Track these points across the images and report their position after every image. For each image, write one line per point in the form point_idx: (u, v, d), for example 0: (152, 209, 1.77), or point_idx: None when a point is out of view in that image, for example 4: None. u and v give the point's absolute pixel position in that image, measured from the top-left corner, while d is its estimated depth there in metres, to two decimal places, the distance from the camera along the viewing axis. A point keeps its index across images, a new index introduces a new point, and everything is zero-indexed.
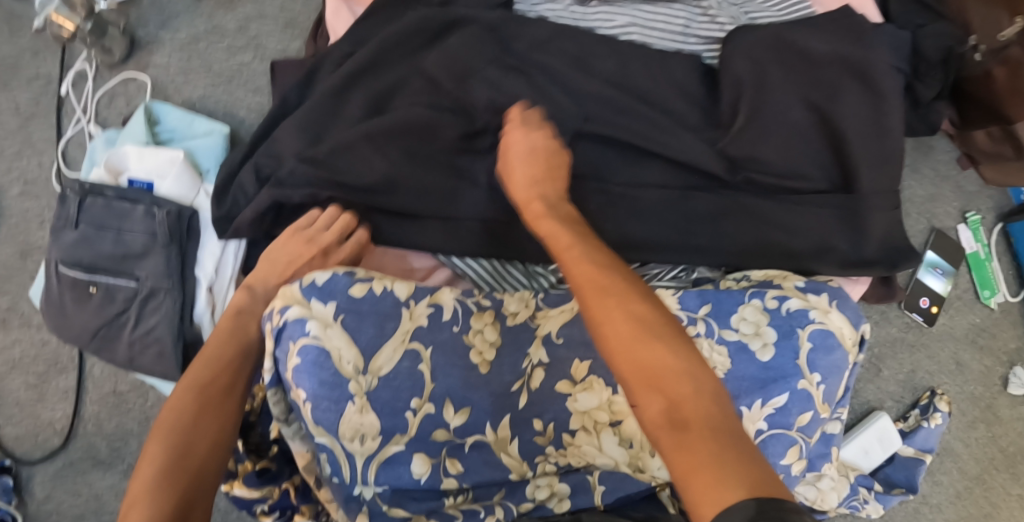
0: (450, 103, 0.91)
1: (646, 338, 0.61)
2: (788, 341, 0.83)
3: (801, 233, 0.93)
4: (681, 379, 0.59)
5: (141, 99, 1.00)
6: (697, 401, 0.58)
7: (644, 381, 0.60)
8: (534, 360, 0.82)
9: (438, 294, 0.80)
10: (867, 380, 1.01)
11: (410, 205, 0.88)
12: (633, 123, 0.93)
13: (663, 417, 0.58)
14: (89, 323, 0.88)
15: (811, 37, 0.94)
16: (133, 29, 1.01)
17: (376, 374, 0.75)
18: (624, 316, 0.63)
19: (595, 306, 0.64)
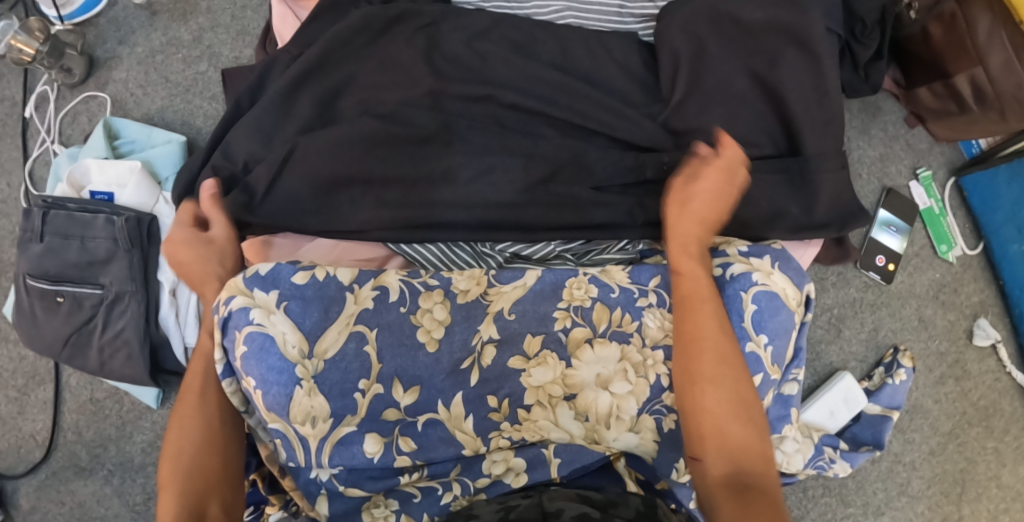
0: (396, 99, 0.94)
1: (724, 368, 0.76)
2: (731, 306, 0.84)
3: (752, 200, 0.93)
4: (727, 395, 0.75)
5: (102, 115, 1.04)
6: (743, 424, 0.74)
7: (706, 400, 0.75)
8: (484, 337, 0.84)
9: (383, 277, 0.83)
10: (829, 341, 1.02)
11: (365, 190, 0.92)
12: (575, 103, 0.95)
13: (709, 436, 0.73)
14: (60, 330, 0.90)
15: (745, 5, 0.95)
16: (92, 48, 1.05)
17: (322, 357, 0.77)
18: (713, 344, 0.77)
19: (685, 318, 0.79)
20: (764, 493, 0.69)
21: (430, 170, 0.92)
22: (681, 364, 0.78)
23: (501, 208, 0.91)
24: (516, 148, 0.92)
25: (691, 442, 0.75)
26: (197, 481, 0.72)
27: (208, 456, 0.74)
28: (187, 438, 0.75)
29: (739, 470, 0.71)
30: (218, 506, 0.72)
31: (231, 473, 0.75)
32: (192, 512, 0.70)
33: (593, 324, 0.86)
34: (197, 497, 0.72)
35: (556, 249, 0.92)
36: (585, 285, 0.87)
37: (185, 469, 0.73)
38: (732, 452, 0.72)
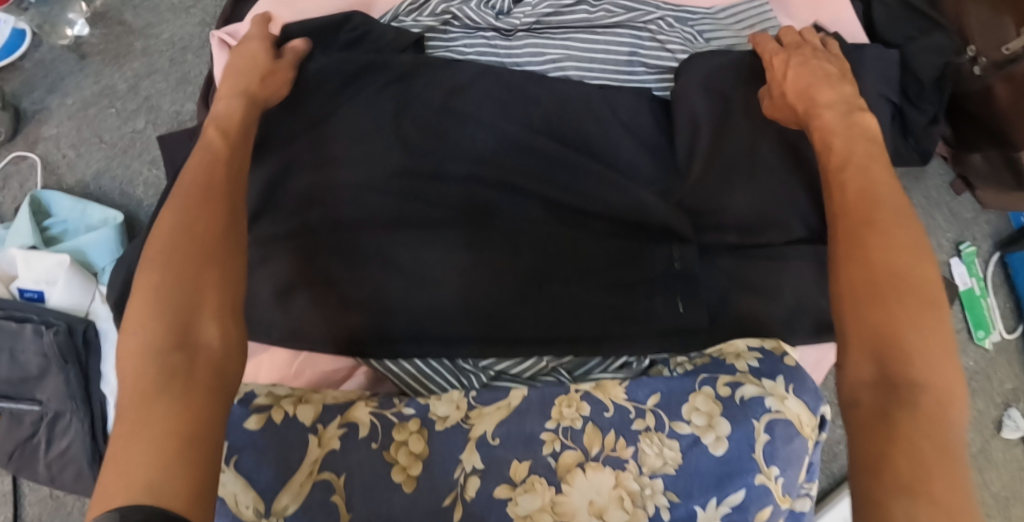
0: (388, 172, 0.82)
1: (905, 261, 0.62)
2: (743, 433, 0.76)
3: (778, 296, 0.84)
4: (918, 311, 0.60)
5: (33, 179, 0.98)
6: (931, 345, 0.58)
7: (862, 283, 0.62)
8: (466, 468, 0.75)
9: (352, 412, 0.76)
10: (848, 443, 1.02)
11: (338, 280, 0.79)
12: (574, 180, 0.83)
13: (879, 343, 0.59)
14: (1, 446, 0.83)
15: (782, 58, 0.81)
16: (19, 99, 1.00)
17: (281, 515, 0.69)
18: (894, 230, 0.64)
19: (865, 218, 0.65)
20: (922, 423, 0.55)
21: (406, 257, 0.80)
22: (853, 266, 0.63)
23: (488, 308, 0.80)
24: (495, 223, 0.82)
25: (858, 343, 0.60)
26: (181, 283, 0.61)
27: (211, 274, 0.62)
28: (173, 232, 0.63)
29: (895, 376, 0.57)
30: (214, 333, 0.60)
31: (231, 298, 0.63)
32: (179, 336, 0.59)
33: (584, 447, 0.76)
34: (186, 317, 0.60)
35: (548, 363, 0.82)
36: (575, 402, 0.78)
37: (172, 254, 0.62)
38: (907, 367, 0.57)
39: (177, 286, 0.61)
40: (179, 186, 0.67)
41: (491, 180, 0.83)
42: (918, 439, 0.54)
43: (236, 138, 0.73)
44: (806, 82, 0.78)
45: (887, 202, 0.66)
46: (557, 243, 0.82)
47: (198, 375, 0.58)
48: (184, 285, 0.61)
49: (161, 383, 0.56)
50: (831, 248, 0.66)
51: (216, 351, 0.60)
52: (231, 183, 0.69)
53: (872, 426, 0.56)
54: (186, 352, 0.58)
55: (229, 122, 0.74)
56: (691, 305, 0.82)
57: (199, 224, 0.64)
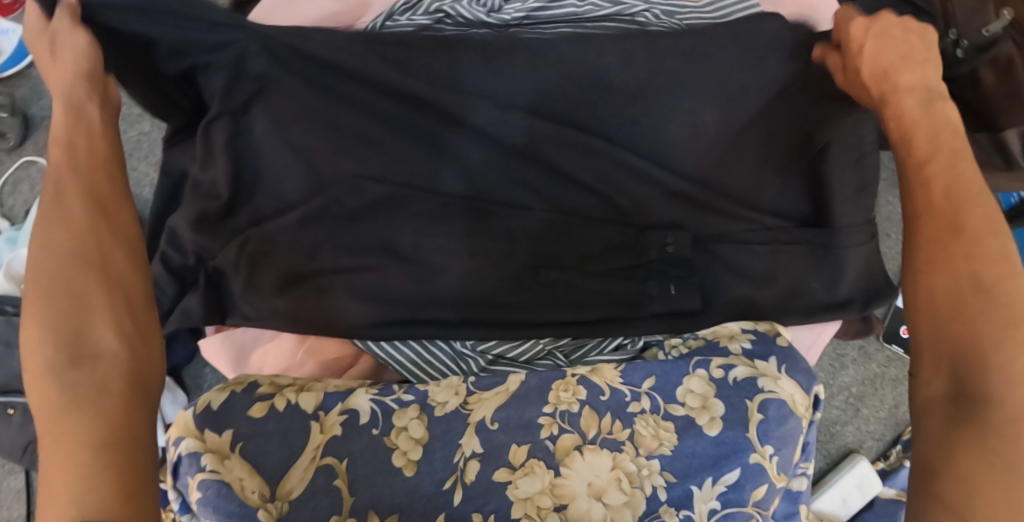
0: (395, 167, 0.85)
1: (995, 271, 0.62)
2: (736, 415, 0.77)
3: (767, 280, 0.87)
4: (999, 314, 0.60)
5: (43, 183, 1.03)
6: (1019, 352, 0.59)
7: (944, 295, 0.63)
8: (466, 452, 0.76)
9: (352, 399, 0.77)
10: (845, 422, 1.07)
11: (348, 263, 0.83)
12: (582, 158, 0.86)
13: (958, 350, 0.61)
14: (16, 440, 0.87)
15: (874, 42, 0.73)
16: (28, 105, 1.04)
17: (287, 498, 0.71)
18: (984, 238, 0.63)
19: (953, 210, 0.65)
20: (992, 441, 0.59)
21: (414, 245, 0.83)
22: (930, 269, 0.64)
23: (490, 290, 0.84)
24: (495, 199, 0.86)
25: (937, 353, 0.63)
26: (72, 307, 0.63)
27: (83, 282, 0.65)
28: (51, 251, 0.65)
29: (971, 395, 0.60)
30: (113, 338, 0.63)
31: (126, 300, 0.66)
32: (81, 352, 0.62)
33: (581, 430, 0.78)
34: (77, 335, 0.63)
35: (545, 347, 0.85)
36: (572, 387, 0.80)
37: (55, 277, 0.64)
38: (984, 377, 0.60)
39: (66, 305, 0.64)
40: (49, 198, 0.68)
41: (488, 169, 0.86)
42: (986, 459, 0.58)
43: (82, 134, 0.72)
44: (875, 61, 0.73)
45: (968, 194, 0.65)
46: (565, 220, 0.85)
47: (108, 380, 0.61)
48: (65, 303, 0.63)
49: (72, 402, 0.60)
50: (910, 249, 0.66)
51: (119, 352, 0.63)
52: (111, 180, 0.71)
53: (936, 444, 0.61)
54: (88, 363, 0.62)
55: (84, 121, 0.72)
56: (684, 287, 0.85)
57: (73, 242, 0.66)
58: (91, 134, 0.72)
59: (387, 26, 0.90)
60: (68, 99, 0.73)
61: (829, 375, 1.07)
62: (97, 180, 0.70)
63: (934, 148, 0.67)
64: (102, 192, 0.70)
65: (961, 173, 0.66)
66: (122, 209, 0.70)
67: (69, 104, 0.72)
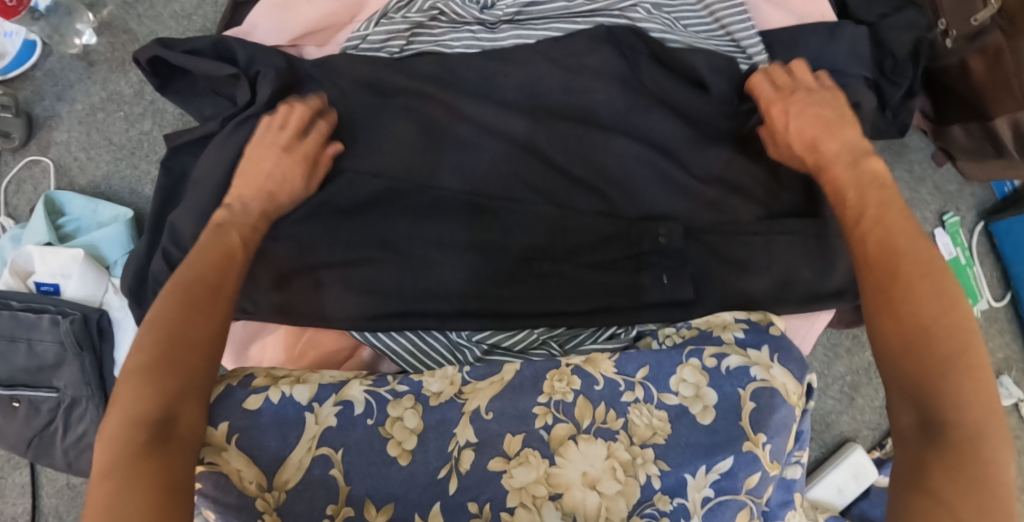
0: (390, 163, 0.86)
1: (935, 308, 0.65)
2: (728, 404, 0.78)
3: (760, 269, 0.87)
4: (945, 347, 0.64)
5: (47, 182, 1.05)
6: (969, 382, 0.63)
7: (896, 333, 0.66)
8: (460, 442, 0.77)
9: (346, 391, 0.78)
10: (840, 411, 1.07)
11: (344, 255, 0.84)
12: (567, 141, 0.87)
13: (915, 383, 0.64)
14: (22, 434, 0.88)
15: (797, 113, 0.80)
16: (31, 106, 1.06)
17: (284, 488, 0.72)
18: (917, 280, 0.67)
19: (888, 260, 0.69)
20: (959, 468, 0.61)
21: (409, 238, 0.85)
22: (879, 311, 0.67)
23: (484, 279, 0.84)
24: (488, 190, 0.87)
25: (894, 386, 0.65)
26: (177, 373, 0.67)
27: (197, 365, 0.68)
28: (178, 319, 0.69)
29: (933, 423, 0.63)
30: (193, 418, 0.67)
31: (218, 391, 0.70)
32: (162, 415, 0.65)
33: (576, 420, 0.78)
34: (171, 401, 0.66)
35: (539, 336, 0.85)
36: (566, 376, 0.81)
37: (173, 343, 0.68)
38: (940, 408, 0.62)
39: (169, 371, 0.67)
40: (189, 270, 0.72)
41: (479, 163, 0.87)
42: (962, 489, 0.60)
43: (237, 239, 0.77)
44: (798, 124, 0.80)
45: (907, 243, 0.69)
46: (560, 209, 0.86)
47: (178, 450, 0.64)
48: (182, 376, 0.67)
49: (141, 461, 0.63)
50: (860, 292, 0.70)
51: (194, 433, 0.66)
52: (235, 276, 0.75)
53: (913, 469, 0.63)
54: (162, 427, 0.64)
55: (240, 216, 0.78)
56: (678, 276, 0.86)
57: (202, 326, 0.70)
58: (230, 239, 0.76)
59: (381, 23, 0.91)
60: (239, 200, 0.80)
61: (823, 365, 1.07)
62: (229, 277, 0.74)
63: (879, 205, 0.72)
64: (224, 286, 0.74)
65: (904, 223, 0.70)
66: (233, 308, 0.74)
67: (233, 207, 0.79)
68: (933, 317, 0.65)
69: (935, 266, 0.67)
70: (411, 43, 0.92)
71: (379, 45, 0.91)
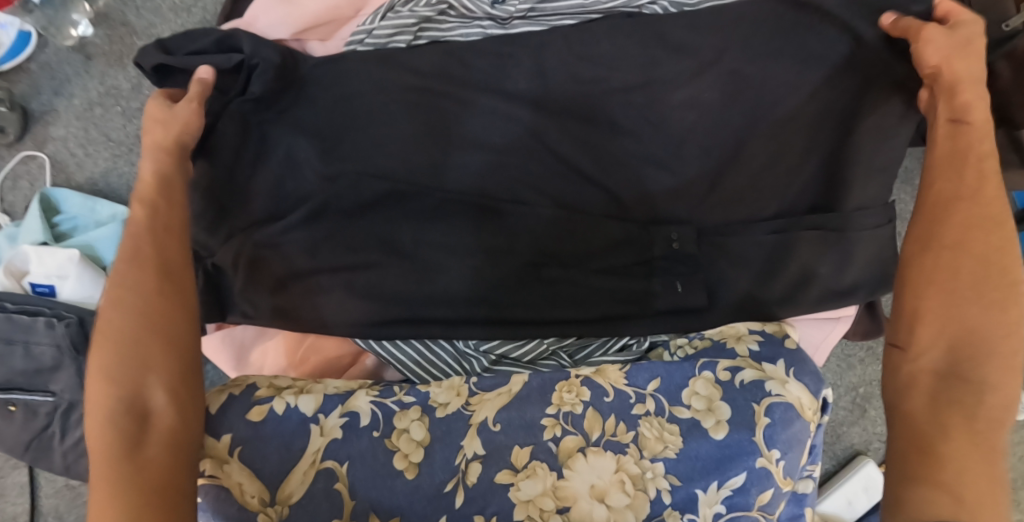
0: (401, 165, 0.83)
1: (995, 273, 0.67)
2: (742, 418, 0.76)
3: (775, 278, 0.84)
4: (993, 307, 0.66)
5: (44, 179, 1.03)
6: (1005, 344, 0.65)
7: (945, 282, 0.67)
8: (468, 454, 0.76)
9: (352, 401, 0.76)
10: (852, 423, 1.05)
11: (349, 259, 0.82)
12: (578, 138, 0.84)
13: (952, 329, 0.66)
14: (18, 437, 0.87)
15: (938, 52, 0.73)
16: (27, 100, 1.03)
17: (287, 502, 0.71)
18: (993, 241, 0.68)
19: (970, 210, 0.69)
20: (980, 426, 0.62)
21: (415, 241, 0.83)
22: (939, 256, 0.68)
23: (494, 284, 0.82)
24: (495, 194, 0.84)
25: (927, 328, 0.66)
26: (133, 361, 0.67)
27: (151, 343, 0.68)
28: (123, 308, 0.69)
29: (962, 376, 0.64)
30: (162, 396, 0.66)
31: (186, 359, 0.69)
32: (130, 408, 0.66)
33: (585, 432, 0.77)
34: (135, 389, 0.66)
35: (549, 347, 0.83)
36: (576, 387, 0.79)
37: (122, 332, 0.68)
38: (972, 361, 0.64)
39: (122, 362, 0.67)
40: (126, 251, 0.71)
41: (487, 164, 0.84)
42: (976, 443, 0.61)
43: (165, 206, 0.74)
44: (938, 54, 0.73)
45: (989, 204, 0.69)
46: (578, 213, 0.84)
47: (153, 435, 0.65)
48: (136, 359, 0.67)
49: (123, 455, 0.64)
50: (923, 231, 0.70)
51: (169, 410, 0.66)
52: (175, 240, 0.73)
53: (926, 425, 0.63)
54: (138, 418, 0.66)
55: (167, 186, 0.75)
56: (692, 283, 0.83)
57: (145, 302, 0.69)
58: (170, 204, 0.74)
59: (388, 17, 0.88)
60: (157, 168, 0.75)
61: (835, 376, 1.05)
62: (169, 248, 0.72)
63: (972, 157, 0.71)
64: (165, 255, 0.72)
65: (988, 183, 0.70)
66: (183, 274, 0.72)
67: (152, 171, 0.75)
68: (991, 277, 0.66)
69: (1009, 236, 0.68)
70: (418, 39, 0.89)
71: (385, 40, 0.88)
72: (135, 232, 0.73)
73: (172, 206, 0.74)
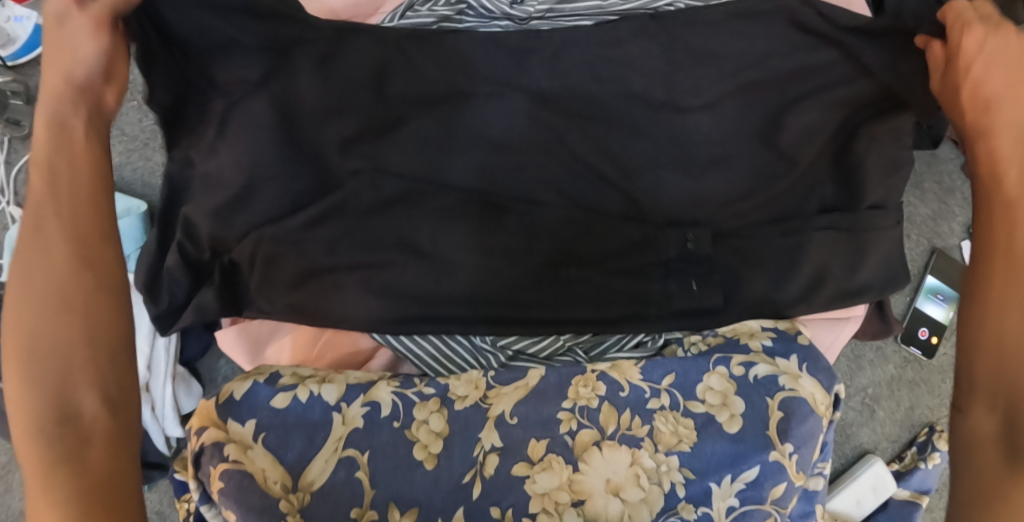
0: (426, 166, 0.85)
1: None
2: (755, 412, 0.78)
3: (787, 282, 0.86)
4: None
5: None
6: None
7: (993, 341, 0.63)
8: (485, 446, 0.76)
9: (374, 391, 0.77)
10: (861, 423, 1.09)
11: (365, 256, 0.83)
12: (596, 133, 0.86)
13: (1007, 393, 0.62)
14: None
15: (990, 71, 0.71)
16: (43, 94, 1.04)
17: (308, 489, 0.72)
18: None
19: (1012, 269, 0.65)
20: None
21: (433, 238, 0.83)
22: (982, 318, 0.64)
23: (512, 281, 0.83)
24: (512, 191, 0.86)
25: (976, 391, 0.63)
26: (55, 365, 0.62)
27: (71, 340, 0.63)
28: (37, 305, 0.63)
29: (1021, 438, 0.60)
30: (93, 399, 0.62)
31: (114, 355, 0.64)
32: (59, 413, 0.61)
33: (600, 426, 0.78)
34: (62, 388, 0.62)
35: (565, 343, 0.85)
36: (591, 382, 0.80)
37: (39, 334, 0.63)
38: None
39: (41, 366, 0.62)
40: (41, 243, 0.65)
41: (505, 164, 0.86)
42: None
43: (73, 190, 0.68)
44: (981, 78, 0.72)
45: None
46: (601, 215, 0.85)
47: (93, 439, 0.62)
48: (55, 364, 0.62)
49: (58, 461, 0.60)
50: (967, 292, 0.66)
51: (104, 417, 0.63)
52: (94, 226, 0.68)
53: (995, 493, 0.60)
54: (69, 423, 0.61)
55: (68, 143, 0.70)
56: (705, 283, 0.85)
57: (58, 295, 0.64)
58: (78, 186, 0.68)
59: (406, 16, 0.88)
60: (53, 115, 0.70)
61: (847, 376, 1.09)
62: (84, 242, 0.66)
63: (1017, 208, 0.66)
64: (80, 247, 0.66)
65: None
66: (105, 260, 0.67)
67: (44, 164, 0.68)
68: None
69: None
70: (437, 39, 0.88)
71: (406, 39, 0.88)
72: (46, 217, 0.66)
73: (85, 188, 0.68)
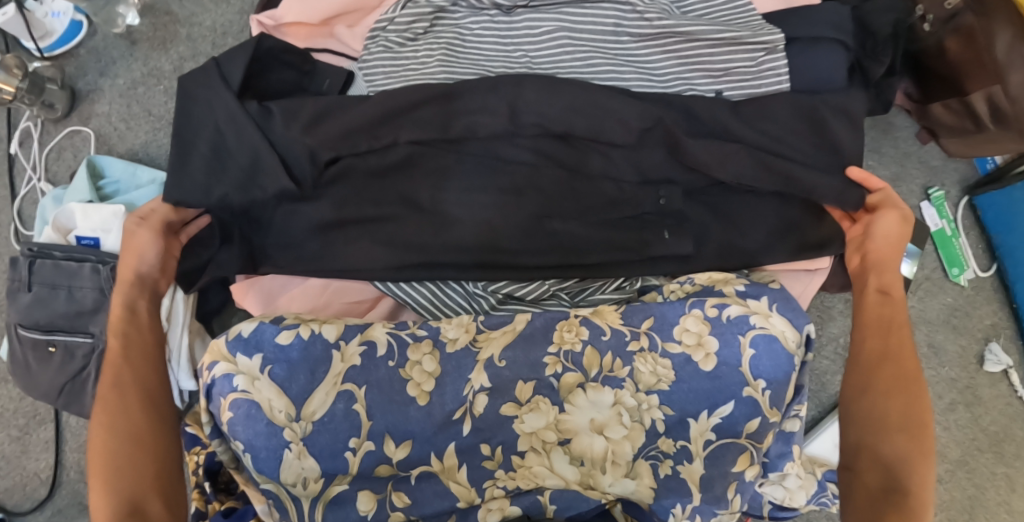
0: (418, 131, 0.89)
1: (904, 418, 0.77)
2: (730, 350, 0.83)
3: (753, 232, 0.93)
4: (907, 452, 0.75)
5: (87, 150, 1.13)
6: (921, 468, 0.74)
7: (866, 428, 0.78)
8: (475, 386, 0.81)
9: (370, 331, 0.83)
10: (835, 373, 1.13)
11: (369, 211, 0.89)
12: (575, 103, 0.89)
13: (867, 443, 0.77)
14: (54, 380, 0.95)
15: (878, 229, 0.88)
16: (75, 80, 1.14)
17: (310, 419, 0.78)
18: (907, 388, 0.79)
19: (882, 350, 0.82)
20: (896, 484, 0.74)
21: (431, 197, 0.90)
22: (857, 389, 0.81)
23: (502, 234, 0.90)
24: (505, 156, 0.90)
25: (848, 453, 0.78)
26: (130, 482, 0.72)
27: (154, 440, 0.75)
28: (119, 434, 0.74)
29: (888, 493, 0.74)
30: (159, 503, 0.73)
31: (168, 467, 0.75)
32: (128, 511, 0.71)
33: (584, 368, 0.82)
34: (133, 498, 0.72)
35: (550, 289, 0.92)
36: (575, 327, 0.84)
37: (114, 456, 0.73)
38: (891, 459, 0.75)
39: (118, 482, 0.72)
40: (117, 383, 0.77)
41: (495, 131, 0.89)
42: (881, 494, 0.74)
43: (139, 334, 0.81)
44: (877, 230, 0.88)
45: (904, 337, 0.82)
46: (585, 176, 0.91)
47: None
48: (130, 470, 0.73)
49: None
50: (853, 376, 0.82)
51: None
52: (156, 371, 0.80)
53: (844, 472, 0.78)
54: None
55: (138, 323, 0.82)
56: (678, 234, 0.91)
57: (136, 426, 0.75)
58: (141, 329, 0.82)
59: (407, 6, 0.96)
60: (125, 300, 0.83)
61: (819, 326, 1.14)
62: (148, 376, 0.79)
63: (894, 324, 0.83)
64: (153, 381, 0.79)
65: (904, 340, 0.82)
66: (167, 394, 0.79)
67: (123, 306, 0.83)
68: (901, 414, 0.77)
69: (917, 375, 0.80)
70: (434, 26, 0.97)
71: (405, 27, 0.96)
72: (119, 360, 0.79)
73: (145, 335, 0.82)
